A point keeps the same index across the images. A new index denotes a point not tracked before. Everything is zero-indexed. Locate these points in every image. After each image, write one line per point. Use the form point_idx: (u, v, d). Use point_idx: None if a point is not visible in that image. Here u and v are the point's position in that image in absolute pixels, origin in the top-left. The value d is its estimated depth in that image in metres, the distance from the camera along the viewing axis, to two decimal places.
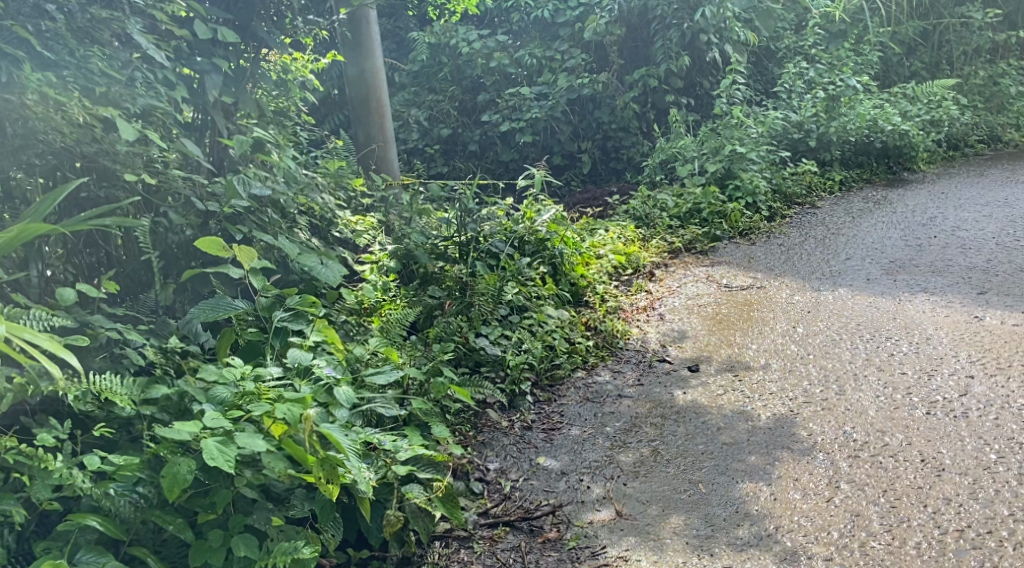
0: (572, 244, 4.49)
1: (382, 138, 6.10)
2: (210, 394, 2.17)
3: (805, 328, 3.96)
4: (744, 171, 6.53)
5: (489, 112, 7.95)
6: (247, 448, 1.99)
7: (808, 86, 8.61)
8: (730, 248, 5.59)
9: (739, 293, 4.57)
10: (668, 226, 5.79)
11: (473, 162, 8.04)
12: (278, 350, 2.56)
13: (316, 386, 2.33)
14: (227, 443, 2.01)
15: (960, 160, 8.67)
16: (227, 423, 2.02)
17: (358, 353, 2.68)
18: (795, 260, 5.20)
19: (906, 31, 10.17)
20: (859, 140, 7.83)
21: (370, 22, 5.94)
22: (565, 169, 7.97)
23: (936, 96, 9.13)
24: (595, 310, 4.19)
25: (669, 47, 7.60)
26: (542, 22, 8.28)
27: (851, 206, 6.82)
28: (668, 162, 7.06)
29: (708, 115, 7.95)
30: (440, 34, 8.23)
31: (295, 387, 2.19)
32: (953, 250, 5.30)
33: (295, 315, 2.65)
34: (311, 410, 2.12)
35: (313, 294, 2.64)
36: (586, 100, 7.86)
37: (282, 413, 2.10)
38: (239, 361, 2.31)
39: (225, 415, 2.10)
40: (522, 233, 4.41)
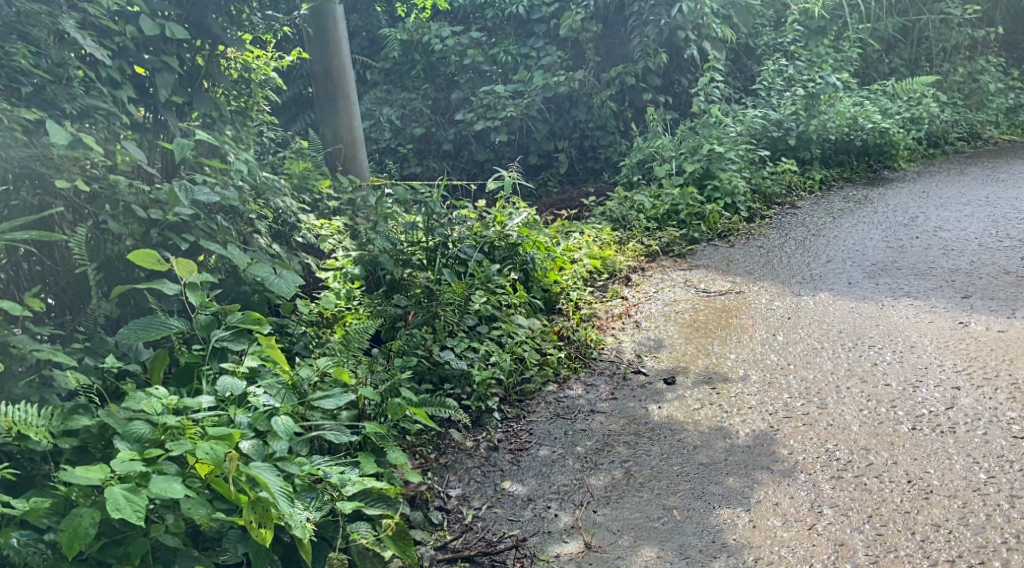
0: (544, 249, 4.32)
1: (351, 139, 5.90)
2: (126, 432, 2.03)
3: (786, 336, 3.81)
4: (722, 172, 6.39)
5: (463, 111, 7.75)
6: (159, 495, 1.85)
7: (787, 83, 8.48)
8: (708, 251, 5.44)
9: (718, 298, 4.41)
10: (645, 228, 5.63)
11: (447, 162, 7.85)
12: (215, 374, 2.41)
13: (253, 414, 2.24)
14: (136, 491, 1.86)
15: (941, 158, 8.57)
16: (137, 469, 1.89)
17: (306, 375, 2.52)
18: (774, 263, 5.06)
19: (886, 27, 10.07)
20: (839, 138, 7.71)
21: (337, 19, 5.74)
22: (541, 169, 7.80)
23: (917, 93, 9.03)
24: (569, 319, 4.02)
25: (646, 44, 7.52)
26: (519, 19, 8.01)
27: (831, 206, 6.70)
28: (646, 162, 6.92)
29: (686, 114, 7.81)
30: (413, 30, 7.98)
31: (221, 424, 2.07)
32: (935, 251, 5.17)
33: (236, 334, 2.49)
34: (235, 449, 2.00)
35: (254, 312, 2.48)
36: (562, 98, 7.69)
37: (204, 452, 1.99)
38: (163, 391, 2.19)
39: (141, 457, 1.97)
40: (493, 237, 4.23)
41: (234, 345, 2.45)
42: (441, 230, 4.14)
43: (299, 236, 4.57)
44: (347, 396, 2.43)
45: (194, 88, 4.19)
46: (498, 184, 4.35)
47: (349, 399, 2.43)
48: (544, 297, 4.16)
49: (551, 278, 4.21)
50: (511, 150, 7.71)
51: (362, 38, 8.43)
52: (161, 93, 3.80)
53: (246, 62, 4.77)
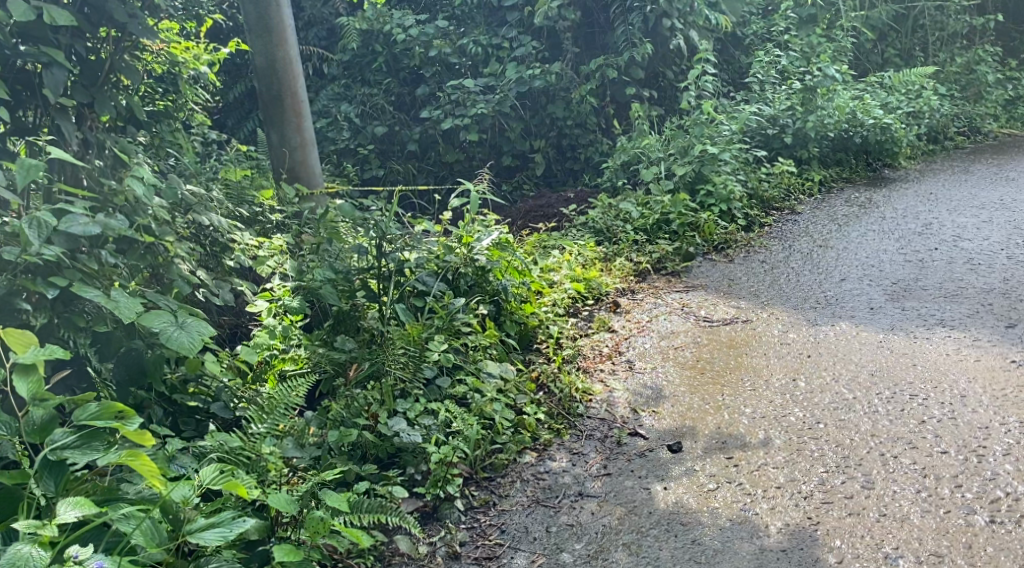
0: (520, 274, 3.66)
1: (300, 141, 5.18)
2: None
3: (808, 381, 3.18)
4: (716, 174, 5.78)
5: (429, 107, 7.04)
6: None
7: (781, 76, 7.85)
8: (705, 267, 4.84)
9: (722, 330, 3.79)
10: (633, 241, 5.02)
11: (413, 164, 7.17)
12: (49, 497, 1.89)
13: None
14: None
15: (942, 155, 8.03)
16: None
17: (182, 491, 1.97)
18: (781, 282, 4.47)
19: (880, 15, 9.46)
20: (837, 135, 7.13)
21: (281, 6, 5.01)
22: (516, 171, 7.17)
23: (915, 85, 8.45)
24: (549, 362, 3.38)
25: (631, 32, 6.91)
26: (490, 7, 7.34)
27: (834, 211, 6.13)
28: (632, 164, 6.30)
29: (672, 110, 7.24)
30: (373, 19, 7.28)
31: None
32: (962, 267, 4.60)
33: (85, 438, 1.94)
34: None
35: (105, 407, 1.91)
36: (538, 92, 7.04)
37: None
38: None
39: None
40: (457, 262, 3.52)
41: (77, 457, 1.89)
42: (396, 254, 3.44)
43: (230, 260, 3.88)
44: (233, 529, 1.88)
45: (97, 86, 3.49)
46: (464, 196, 3.66)
47: (236, 534, 1.87)
48: (519, 334, 3.51)
49: (526, 311, 3.55)
50: (482, 150, 7.08)
51: (320, 27, 7.70)
52: (47, 93, 3.12)
53: (172, 54, 4.12)
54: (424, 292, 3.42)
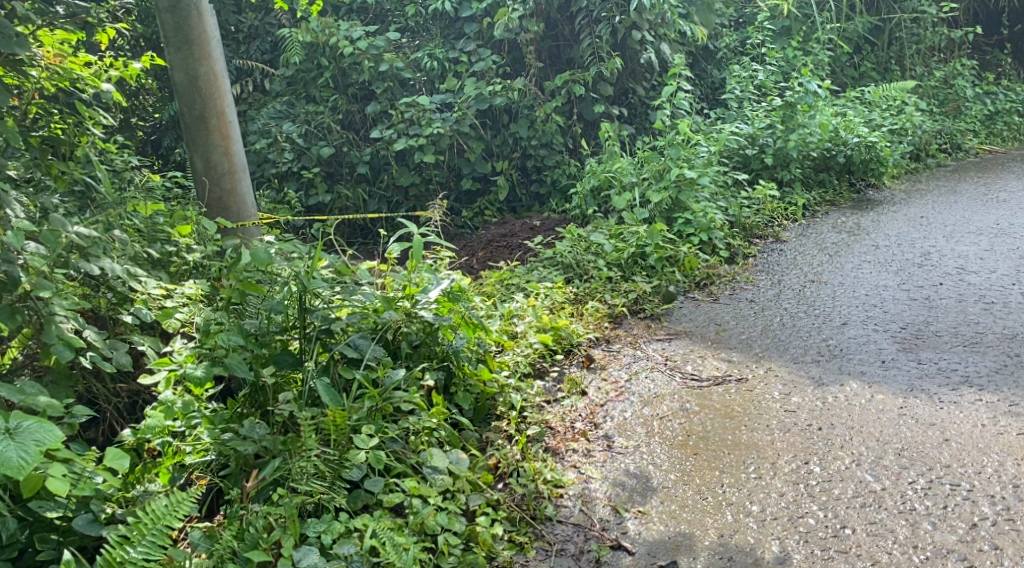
0: (476, 330, 3.01)
1: (230, 167, 4.46)
2: None
3: (825, 465, 2.63)
4: (695, 202, 5.29)
5: (380, 127, 6.43)
6: None
7: (758, 91, 7.34)
8: (687, 308, 4.31)
9: (714, 393, 3.23)
10: (606, 278, 4.47)
11: (363, 189, 6.53)
12: None
13: None
14: None
15: (925, 174, 7.62)
16: None
17: None
18: (777, 329, 3.94)
19: (856, 27, 9.00)
20: (820, 155, 6.67)
21: (204, 14, 4.26)
22: (477, 195, 6.70)
23: (896, 101, 8.01)
24: (510, 441, 2.77)
25: (599, 46, 6.41)
26: (446, 19, 6.79)
27: (821, 238, 5.65)
28: (602, 190, 5.79)
29: (644, 128, 6.78)
30: (319, 31, 6.48)
31: None
32: (974, 308, 4.15)
33: None
34: None
35: None
36: (499, 110, 6.52)
37: None
38: None
39: None
40: (396, 320, 2.83)
41: None
42: (324, 311, 2.78)
43: (130, 314, 3.21)
44: None
45: None
46: (406, 236, 2.97)
47: None
48: (474, 405, 2.90)
49: (482, 376, 2.93)
50: (439, 173, 6.52)
51: (262, 40, 6.95)
52: None
53: (70, 72, 3.48)
54: (352, 358, 2.69)
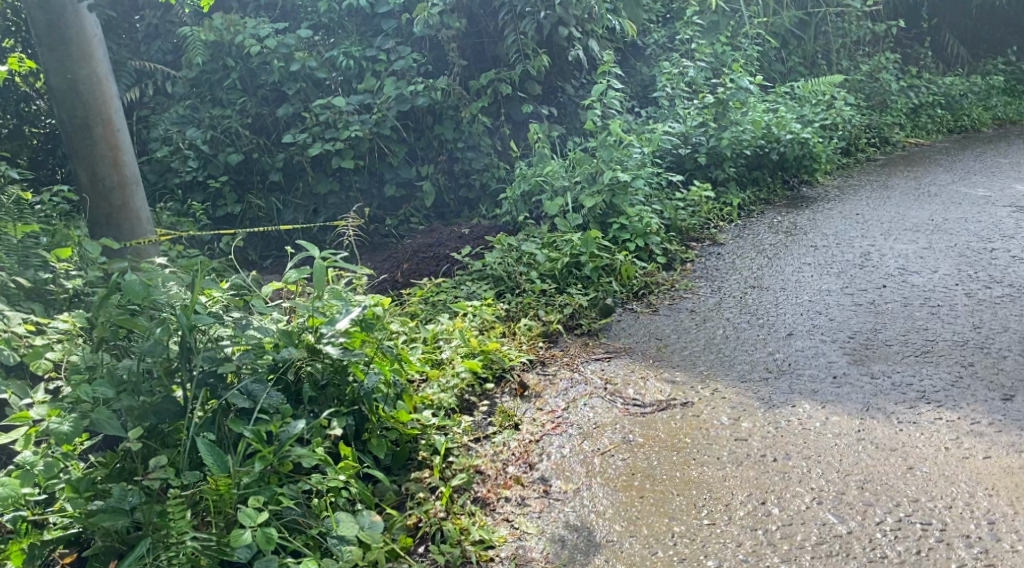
0: (393, 365, 2.65)
1: (119, 181, 4.01)
2: None
3: (784, 506, 2.38)
4: (630, 206, 5.07)
5: (294, 130, 6.02)
6: None
7: (689, 89, 7.12)
8: (626, 322, 4.05)
9: (659, 420, 2.95)
10: (539, 292, 4.17)
11: (276, 197, 6.12)
12: None
13: None
14: None
15: (856, 169, 7.54)
16: None
17: None
18: (721, 342, 3.70)
19: (783, 21, 8.82)
20: (753, 153, 6.50)
21: (84, 12, 3.79)
22: (403, 201, 6.26)
23: (825, 95, 7.91)
24: (434, 494, 2.46)
25: (524, 43, 6.12)
26: (363, 14, 6.39)
27: (759, 240, 5.47)
28: (533, 195, 5.50)
29: (575, 128, 6.53)
30: (224, 30, 6.17)
31: None
32: (921, 312, 3.99)
33: None
34: None
35: None
36: (422, 111, 6.19)
37: None
38: None
39: None
40: (297, 358, 2.46)
41: None
42: (212, 351, 2.38)
43: None
44: None
45: None
46: (309, 258, 2.55)
47: None
48: (392, 451, 2.57)
49: (401, 418, 2.59)
50: (359, 179, 6.17)
51: (164, 40, 6.45)
52: None
53: None
54: (244, 408, 2.32)
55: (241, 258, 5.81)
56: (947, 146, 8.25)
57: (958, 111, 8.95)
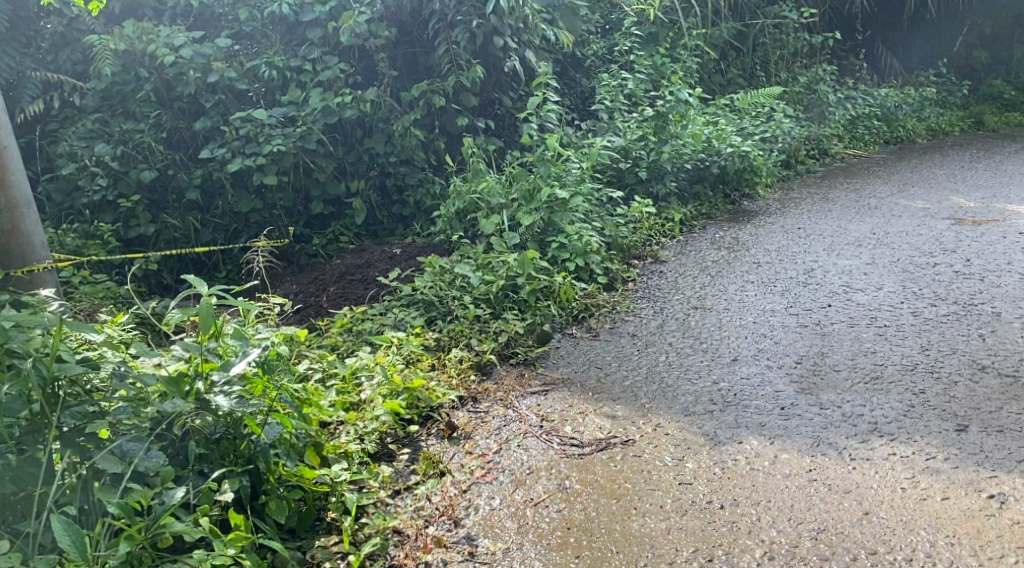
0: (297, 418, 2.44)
1: (7, 203, 3.56)
2: None
3: (733, 563, 2.20)
4: (569, 223, 4.85)
5: (212, 145, 5.73)
6: None
7: (628, 101, 6.95)
8: (566, 349, 3.81)
9: (597, 462, 2.72)
10: (473, 317, 3.92)
11: (194, 216, 5.81)
12: None
13: None
14: None
15: (796, 182, 7.48)
16: None
17: None
18: (663, 370, 3.50)
19: (722, 32, 8.68)
20: (694, 167, 6.41)
21: None
22: (330, 220, 6.08)
23: (765, 107, 7.82)
24: (342, 561, 2.28)
25: (457, 53, 5.89)
26: (288, 23, 6.15)
27: (702, 257, 5.31)
28: (468, 212, 5.22)
29: (512, 141, 6.32)
30: (134, 37, 5.78)
31: None
32: (868, 333, 3.85)
33: None
34: None
35: None
36: (351, 124, 5.92)
37: None
38: None
39: None
40: (182, 412, 2.22)
41: None
42: (80, 407, 2.14)
43: None
44: None
45: None
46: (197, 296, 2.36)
47: None
48: (298, 511, 2.38)
49: (305, 475, 2.40)
50: (283, 196, 5.85)
51: (72, 49, 6.07)
52: None
53: None
54: (115, 473, 2.07)
55: (155, 282, 5.49)
56: (885, 157, 8.26)
57: (895, 122, 8.99)
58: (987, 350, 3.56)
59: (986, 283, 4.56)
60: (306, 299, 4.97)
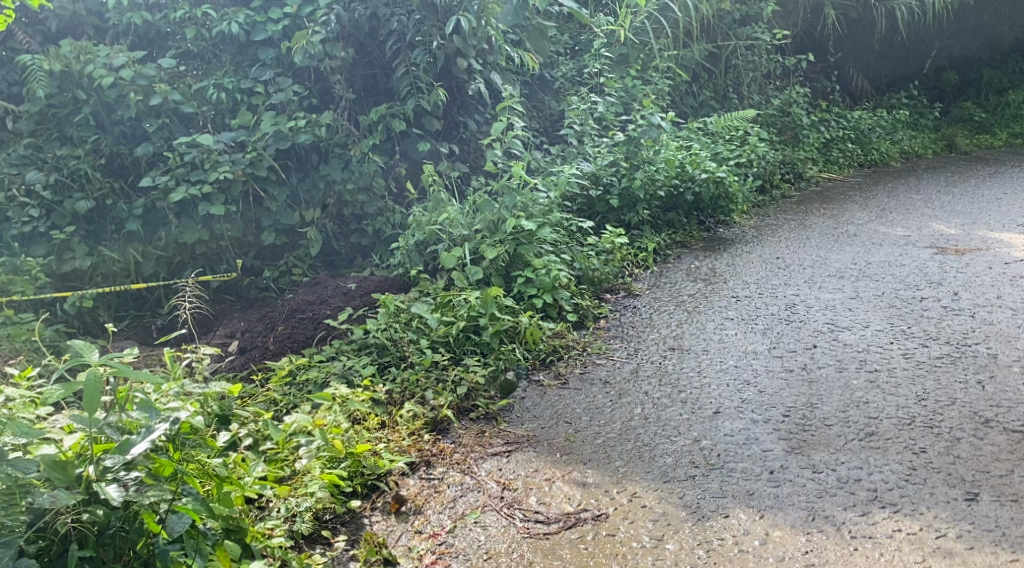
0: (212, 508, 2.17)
1: None
2: None
3: None
4: (536, 256, 4.54)
5: (154, 172, 5.36)
6: None
7: (598, 125, 6.67)
8: (531, 400, 3.45)
9: (566, 544, 2.45)
10: (431, 364, 3.57)
11: (135, 248, 5.43)
12: None
13: None
14: None
15: (772, 208, 7.24)
16: None
17: None
18: (639, 426, 3.17)
19: (693, 54, 8.39)
20: (667, 193, 6.14)
21: None
22: (284, 251, 5.70)
23: (738, 131, 7.54)
24: None
25: (417, 75, 5.57)
26: (239, 42, 5.81)
27: (677, 290, 5.02)
28: (429, 244, 4.88)
29: (477, 166, 6.03)
30: (71, 57, 5.42)
31: None
32: (857, 379, 3.54)
33: None
34: None
35: None
36: (305, 149, 5.59)
37: None
38: None
39: None
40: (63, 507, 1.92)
41: None
42: None
43: None
44: None
45: None
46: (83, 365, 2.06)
47: None
48: None
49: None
50: (232, 226, 5.49)
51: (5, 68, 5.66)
52: None
53: None
54: None
55: (91, 320, 5.10)
56: (860, 181, 8.06)
57: (868, 145, 8.80)
58: (987, 400, 3.27)
59: (978, 320, 4.29)
60: (252, 340, 4.62)
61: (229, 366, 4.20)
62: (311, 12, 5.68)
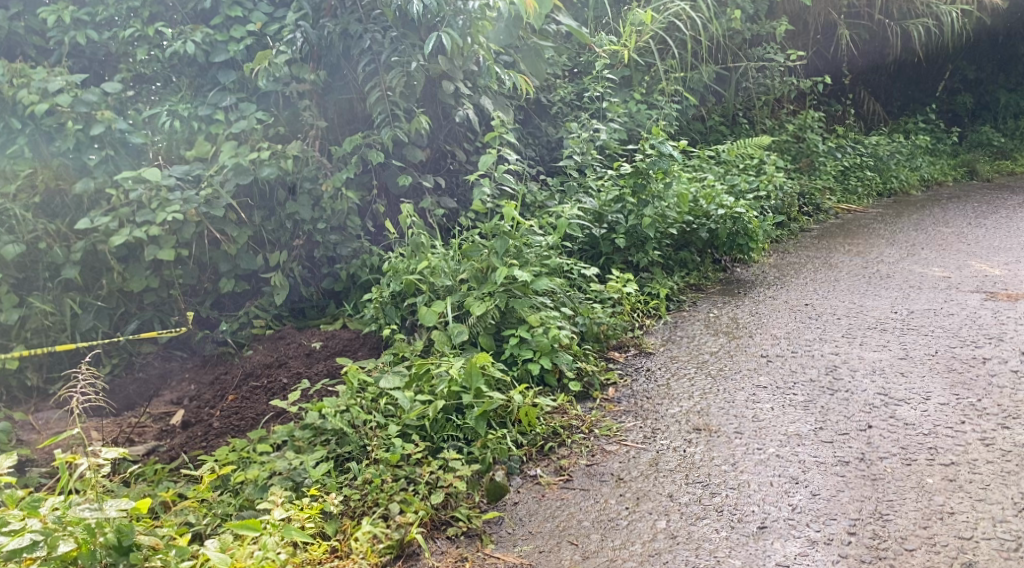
0: None
1: None
2: None
3: None
4: (532, 312, 3.84)
5: (94, 212, 4.67)
6: None
7: (601, 155, 5.99)
8: (525, 508, 2.79)
9: None
10: (398, 460, 2.86)
11: (74, 298, 4.73)
12: None
13: None
14: None
15: (790, 245, 6.55)
16: None
17: None
18: (668, 551, 2.53)
19: (702, 76, 7.66)
20: (678, 231, 5.45)
21: None
22: (246, 299, 5.02)
23: (752, 160, 6.82)
24: None
25: (397, 100, 4.90)
26: (197, 64, 5.15)
27: (696, 346, 4.31)
28: (407, 296, 4.17)
29: (465, 202, 5.36)
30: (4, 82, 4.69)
31: None
32: (934, 477, 2.83)
33: None
34: None
35: None
36: (270, 183, 4.90)
37: None
38: None
39: None
40: None
41: None
42: None
43: None
44: None
45: None
46: None
47: None
48: None
49: None
50: (184, 273, 4.79)
51: None
52: None
53: None
54: None
55: (16, 384, 4.39)
56: (882, 213, 7.40)
57: (887, 172, 8.12)
58: None
59: None
60: (197, 412, 3.92)
61: (162, 453, 3.47)
62: (277, 31, 5.05)
